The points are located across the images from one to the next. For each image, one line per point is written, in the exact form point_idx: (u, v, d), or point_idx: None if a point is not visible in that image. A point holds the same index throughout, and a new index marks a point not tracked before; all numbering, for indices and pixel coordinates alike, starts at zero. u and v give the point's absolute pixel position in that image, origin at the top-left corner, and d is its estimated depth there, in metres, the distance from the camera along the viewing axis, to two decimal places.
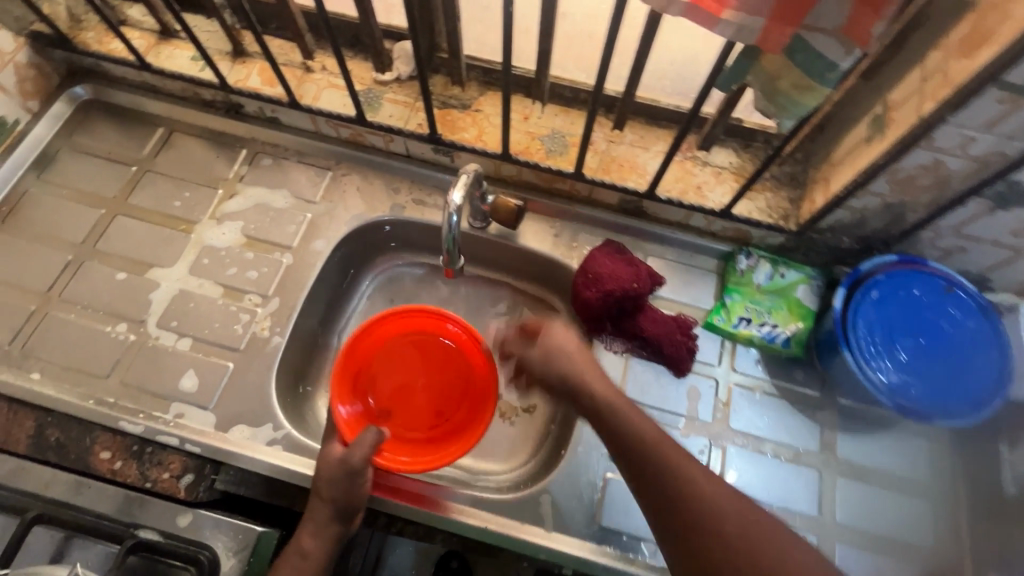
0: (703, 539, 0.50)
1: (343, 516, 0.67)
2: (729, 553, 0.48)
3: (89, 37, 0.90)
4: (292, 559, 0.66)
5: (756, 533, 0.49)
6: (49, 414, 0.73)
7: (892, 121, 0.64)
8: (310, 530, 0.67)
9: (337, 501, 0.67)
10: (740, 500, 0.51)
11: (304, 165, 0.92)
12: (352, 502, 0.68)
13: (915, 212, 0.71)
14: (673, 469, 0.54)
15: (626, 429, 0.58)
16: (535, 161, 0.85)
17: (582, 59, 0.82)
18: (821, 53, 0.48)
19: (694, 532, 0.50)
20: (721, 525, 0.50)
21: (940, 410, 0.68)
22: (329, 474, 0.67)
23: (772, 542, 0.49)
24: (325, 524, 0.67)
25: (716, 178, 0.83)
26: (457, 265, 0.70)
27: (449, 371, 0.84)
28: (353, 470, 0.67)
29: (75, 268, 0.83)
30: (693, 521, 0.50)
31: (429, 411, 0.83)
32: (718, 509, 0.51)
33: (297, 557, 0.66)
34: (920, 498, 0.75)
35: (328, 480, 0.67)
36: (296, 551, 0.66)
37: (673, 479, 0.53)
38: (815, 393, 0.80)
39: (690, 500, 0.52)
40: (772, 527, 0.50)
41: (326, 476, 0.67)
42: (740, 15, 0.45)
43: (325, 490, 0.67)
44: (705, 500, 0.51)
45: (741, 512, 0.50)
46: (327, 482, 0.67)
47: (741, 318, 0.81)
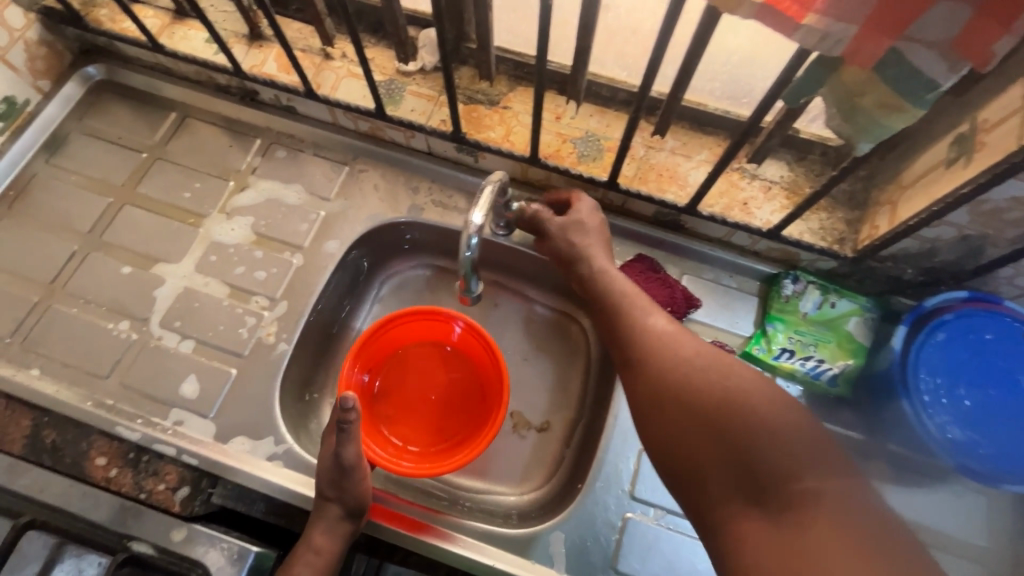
0: (663, 379, 0.55)
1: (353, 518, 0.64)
2: (683, 388, 0.53)
3: (102, 15, 0.86)
4: (305, 555, 0.62)
5: (708, 371, 0.53)
6: (46, 414, 0.71)
7: (981, 145, 0.55)
8: (319, 536, 0.63)
9: (345, 501, 0.63)
10: (704, 350, 0.56)
11: (320, 159, 0.86)
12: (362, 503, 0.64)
13: (995, 247, 0.63)
14: (644, 323, 0.61)
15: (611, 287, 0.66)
16: (566, 166, 0.78)
17: (624, 55, 0.74)
18: (919, 69, 0.40)
19: (657, 369, 0.56)
20: (681, 367, 0.54)
21: (1012, 472, 0.61)
22: (328, 474, 0.63)
23: (727, 377, 0.52)
24: (336, 522, 0.63)
25: (765, 194, 0.75)
26: (474, 292, 0.62)
27: (460, 381, 0.82)
28: (347, 469, 0.62)
29: (80, 259, 0.80)
30: (656, 365, 0.56)
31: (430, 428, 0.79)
32: (681, 354, 0.56)
33: (308, 553, 0.62)
34: (974, 562, 0.68)
35: (330, 482, 0.63)
36: (310, 549, 0.63)
37: (645, 331, 0.60)
38: (861, 437, 0.73)
39: (657, 347, 0.58)
40: (731, 369, 0.53)
41: (325, 477, 0.63)
42: (826, 21, 0.38)
43: (331, 491, 0.63)
44: (670, 347, 0.57)
45: (703, 357, 0.55)
46: (330, 482, 0.63)
47: (784, 349, 0.73)
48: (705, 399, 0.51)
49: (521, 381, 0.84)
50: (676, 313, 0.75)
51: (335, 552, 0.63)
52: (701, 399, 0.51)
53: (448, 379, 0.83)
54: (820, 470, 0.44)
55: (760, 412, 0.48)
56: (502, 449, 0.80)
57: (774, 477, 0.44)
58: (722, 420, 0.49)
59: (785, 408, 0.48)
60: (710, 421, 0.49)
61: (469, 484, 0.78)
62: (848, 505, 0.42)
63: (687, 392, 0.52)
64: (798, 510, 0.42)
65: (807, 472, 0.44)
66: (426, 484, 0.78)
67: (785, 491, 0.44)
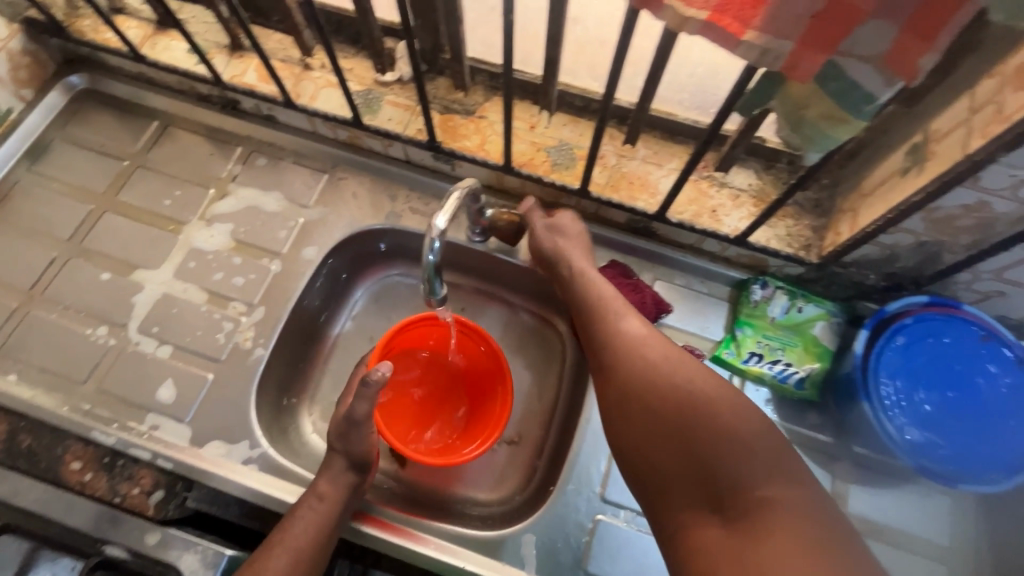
0: (634, 384, 0.55)
1: (360, 467, 0.66)
2: (654, 394, 0.53)
3: (85, 25, 0.87)
4: (308, 501, 0.63)
5: (676, 377, 0.53)
6: (22, 418, 0.71)
7: (932, 154, 0.57)
8: (324, 485, 0.64)
9: (351, 452, 0.66)
10: (673, 354, 0.56)
11: (299, 167, 0.88)
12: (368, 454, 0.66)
13: (952, 253, 0.64)
14: (617, 327, 0.61)
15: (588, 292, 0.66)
16: (539, 174, 0.79)
17: (594, 67, 0.75)
18: (857, 82, 0.42)
19: (626, 373, 0.56)
20: (652, 372, 0.55)
21: (968, 473, 0.62)
22: (338, 426, 0.66)
23: (695, 382, 0.52)
24: (341, 472, 0.65)
25: (733, 201, 0.77)
26: (438, 294, 0.64)
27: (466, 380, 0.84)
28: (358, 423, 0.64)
29: (60, 265, 0.81)
30: (626, 371, 0.57)
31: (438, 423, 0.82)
32: (654, 359, 0.56)
33: (313, 499, 0.63)
34: (937, 562, 0.69)
35: (338, 433, 0.66)
36: (314, 495, 0.64)
37: (618, 335, 0.60)
38: (829, 439, 0.74)
39: (630, 351, 0.58)
40: (702, 378, 0.53)
41: (335, 428, 0.66)
42: (764, 37, 0.39)
43: (339, 442, 0.66)
44: (642, 351, 0.57)
45: (675, 363, 0.55)
46: (340, 435, 0.66)
47: (752, 353, 0.75)
48: (673, 406, 0.52)
49: None
50: (648, 318, 0.77)
51: (340, 500, 0.64)
52: (670, 407, 0.52)
53: (460, 378, 0.84)
54: (779, 479, 0.46)
55: (726, 421, 0.49)
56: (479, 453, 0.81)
57: (732, 487, 0.46)
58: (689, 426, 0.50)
59: (752, 418, 0.49)
60: (678, 429, 0.50)
61: (444, 487, 0.79)
62: (802, 513, 0.44)
63: (657, 398, 0.53)
64: (753, 518, 0.44)
65: (764, 480, 0.46)
66: (401, 486, 0.79)
67: (742, 499, 0.45)
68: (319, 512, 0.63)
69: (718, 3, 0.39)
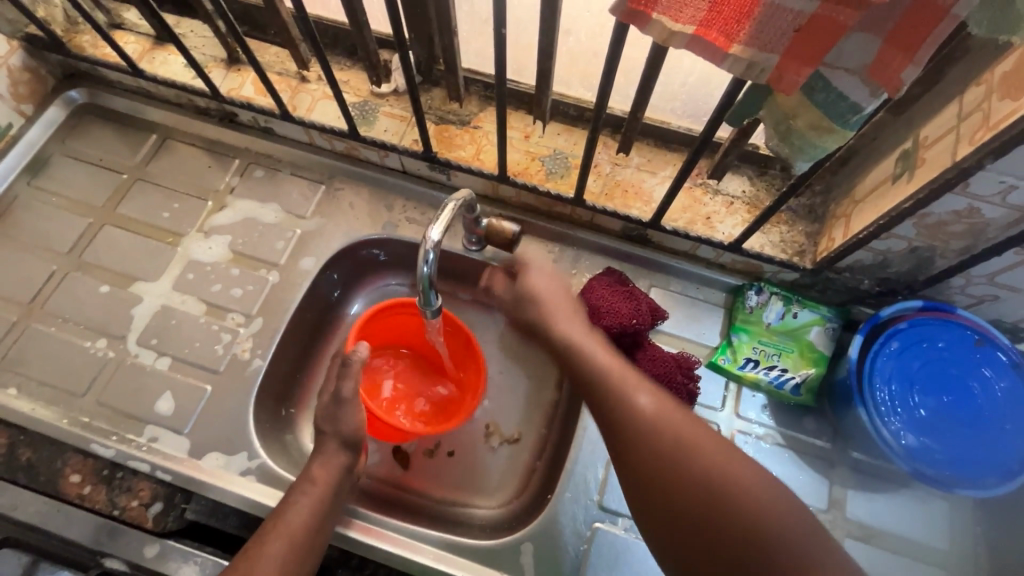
0: (655, 468, 0.52)
1: (353, 446, 0.68)
2: (678, 482, 0.51)
3: (84, 41, 0.88)
4: (302, 485, 0.65)
5: (698, 454, 0.52)
6: (22, 432, 0.72)
7: (922, 161, 0.58)
8: (320, 468, 0.66)
9: (342, 431, 0.67)
10: (689, 426, 0.54)
11: (296, 178, 0.88)
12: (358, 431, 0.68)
13: (944, 258, 0.65)
14: (627, 403, 0.57)
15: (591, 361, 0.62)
16: (534, 183, 0.80)
17: (587, 77, 0.76)
18: (844, 93, 0.42)
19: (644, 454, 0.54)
20: (672, 457, 0.52)
21: (965, 479, 0.62)
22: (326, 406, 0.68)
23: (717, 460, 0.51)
24: (333, 454, 0.67)
25: (727, 208, 0.78)
26: (432, 306, 0.64)
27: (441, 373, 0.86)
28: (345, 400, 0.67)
29: (59, 279, 0.81)
30: (645, 456, 0.53)
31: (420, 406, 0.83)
32: (672, 442, 0.53)
33: (307, 484, 0.64)
34: (937, 567, 0.69)
35: (326, 416, 0.67)
36: (308, 479, 0.65)
37: (629, 413, 0.56)
38: (826, 444, 0.74)
39: (646, 433, 0.54)
40: (719, 454, 0.52)
41: (323, 410, 0.68)
42: (750, 51, 0.40)
43: (327, 423, 0.67)
44: (658, 433, 0.54)
45: (693, 442, 0.52)
46: (326, 416, 0.68)
47: (748, 359, 0.75)
48: (698, 497, 0.49)
49: (496, 393, 0.85)
50: (644, 325, 0.75)
51: (332, 482, 0.65)
52: (697, 498, 0.49)
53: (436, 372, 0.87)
54: (816, 567, 0.45)
55: (755, 511, 0.47)
56: (477, 460, 0.81)
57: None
58: (718, 519, 0.48)
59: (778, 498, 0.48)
60: (708, 522, 0.48)
61: (444, 496, 0.79)
62: None
63: (681, 486, 0.50)
64: None
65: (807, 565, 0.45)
66: (400, 495, 0.79)
67: None
68: (313, 496, 0.63)
69: (704, 18, 0.39)
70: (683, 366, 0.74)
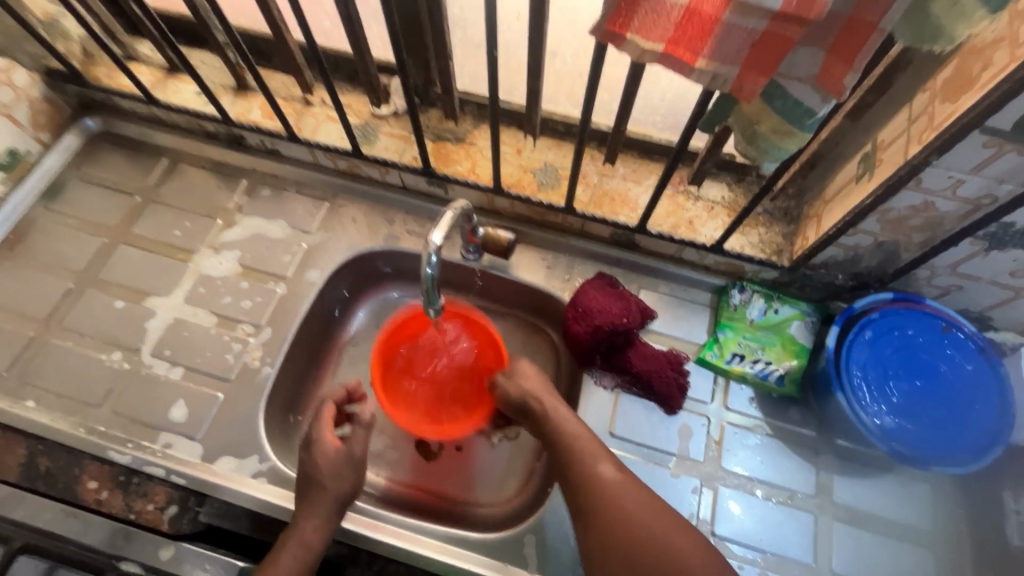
0: (617, 525, 0.59)
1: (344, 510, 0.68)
2: (633, 537, 0.57)
3: (101, 73, 0.94)
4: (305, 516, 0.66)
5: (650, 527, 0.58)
6: (40, 441, 0.75)
7: (880, 161, 0.63)
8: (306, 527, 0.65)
9: (342, 492, 0.67)
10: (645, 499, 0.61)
11: (301, 196, 0.93)
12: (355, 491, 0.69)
13: (909, 251, 0.70)
14: (595, 470, 0.63)
15: (563, 431, 0.68)
16: (527, 194, 0.85)
17: (572, 95, 0.82)
18: (799, 99, 0.47)
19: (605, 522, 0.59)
20: (631, 517, 0.59)
21: (938, 456, 0.67)
22: (330, 460, 0.68)
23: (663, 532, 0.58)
24: (326, 520, 0.66)
25: (708, 213, 0.83)
26: (435, 305, 0.69)
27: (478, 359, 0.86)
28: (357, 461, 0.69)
29: (75, 296, 0.85)
30: (611, 515, 0.59)
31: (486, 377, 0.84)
32: (632, 505, 0.60)
33: (300, 550, 0.64)
34: (922, 546, 0.72)
35: (331, 469, 0.68)
36: (300, 544, 0.64)
37: (596, 479, 0.63)
38: (812, 433, 0.78)
39: (609, 497, 0.61)
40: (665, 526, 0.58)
41: (328, 467, 0.68)
42: (713, 64, 0.45)
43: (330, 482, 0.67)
44: (623, 496, 0.61)
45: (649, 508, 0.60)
46: (332, 472, 0.68)
47: (734, 354, 0.79)
48: (647, 549, 0.56)
49: None
50: (635, 324, 0.80)
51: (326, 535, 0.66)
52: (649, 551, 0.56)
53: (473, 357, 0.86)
54: None
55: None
56: (480, 460, 0.84)
57: None
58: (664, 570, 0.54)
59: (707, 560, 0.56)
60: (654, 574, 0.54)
61: (448, 496, 0.82)
62: None
63: (633, 544, 0.57)
64: None
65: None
66: (405, 495, 0.82)
67: None
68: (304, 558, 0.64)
69: (673, 36, 0.45)
70: (673, 362, 0.79)
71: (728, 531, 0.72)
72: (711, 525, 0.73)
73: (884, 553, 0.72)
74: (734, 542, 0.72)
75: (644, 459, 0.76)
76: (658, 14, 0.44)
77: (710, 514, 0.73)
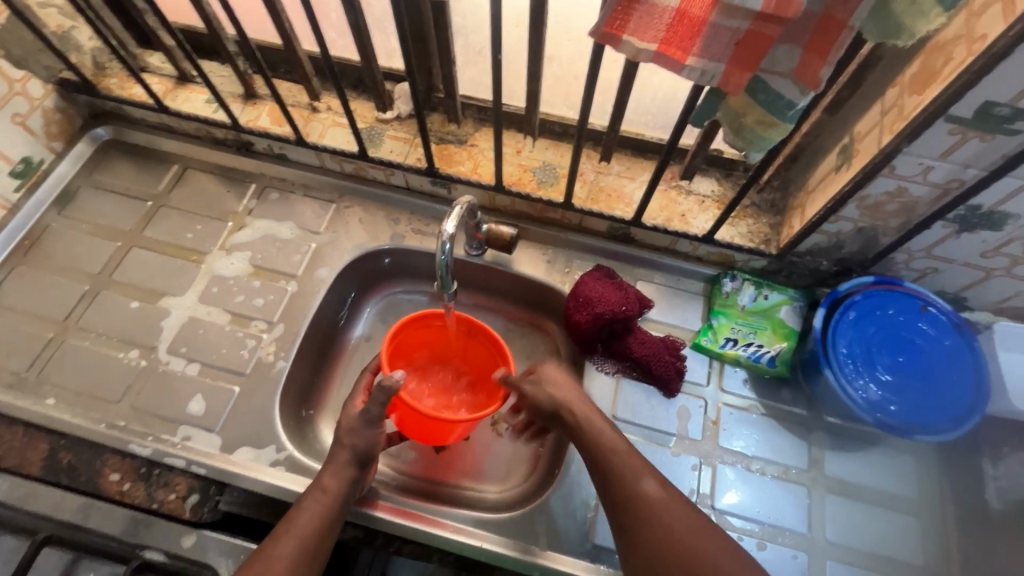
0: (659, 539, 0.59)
1: (363, 461, 0.70)
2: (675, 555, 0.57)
3: (112, 83, 0.97)
4: (314, 493, 0.68)
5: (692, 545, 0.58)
6: (61, 437, 0.77)
7: (857, 151, 0.68)
8: (303, 518, 0.65)
9: (358, 446, 0.70)
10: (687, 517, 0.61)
11: (309, 199, 0.97)
12: (371, 449, 0.71)
13: (887, 236, 0.75)
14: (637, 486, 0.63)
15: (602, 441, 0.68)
16: (527, 192, 0.89)
17: (569, 97, 0.87)
18: (780, 93, 0.52)
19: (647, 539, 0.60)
20: (671, 536, 0.59)
21: (922, 425, 0.71)
22: (350, 419, 0.72)
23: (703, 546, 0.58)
24: (343, 465, 0.69)
25: (700, 206, 0.88)
26: (450, 291, 0.73)
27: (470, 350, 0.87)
28: (373, 420, 0.71)
29: (91, 298, 0.87)
30: (648, 532, 0.60)
31: (482, 359, 0.86)
32: (675, 523, 0.60)
33: (319, 492, 0.67)
34: (909, 514, 0.76)
35: (349, 427, 0.71)
36: (319, 488, 0.68)
37: (638, 494, 0.63)
38: (803, 411, 0.82)
39: (648, 512, 0.61)
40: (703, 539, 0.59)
41: (348, 423, 0.72)
42: (702, 61, 0.50)
43: (347, 437, 0.71)
44: (665, 512, 0.61)
45: (692, 526, 0.60)
46: (351, 430, 0.71)
47: (728, 338, 0.84)
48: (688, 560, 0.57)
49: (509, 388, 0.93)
50: (632, 312, 0.83)
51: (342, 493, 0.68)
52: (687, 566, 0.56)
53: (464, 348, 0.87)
54: None
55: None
56: (489, 447, 0.87)
57: None
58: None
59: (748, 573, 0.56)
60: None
61: (457, 483, 0.85)
62: None
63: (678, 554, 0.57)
64: None
65: None
66: (416, 483, 0.84)
67: None
68: (323, 503, 0.67)
69: (664, 37, 0.49)
70: (670, 348, 0.83)
71: (727, 506, 0.76)
72: (712, 499, 0.76)
73: (874, 521, 0.76)
74: (735, 515, 0.76)
75: (645, 440, 0.80)
76: (650, 17, 0.48)
77: (709, 489, 0.77)
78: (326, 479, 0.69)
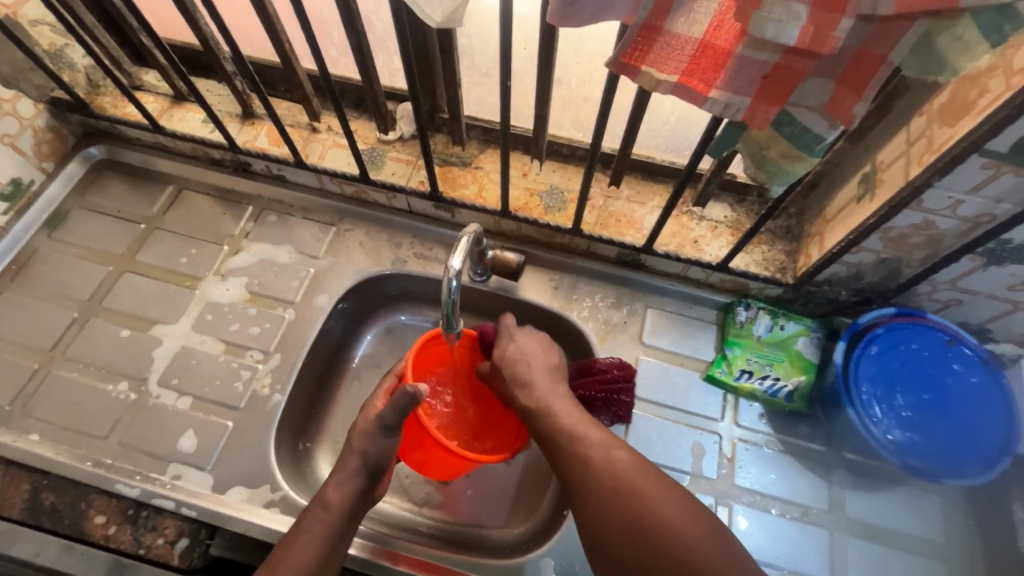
0: (592, 495, 0.57)
1: (375, 474, 0.68)
2: (601, 492, 0.56)
3: (106, 102, 0.94)
4: (314, 510, 0.64)
5: (608, 470, 0.58)
6: (45, 476, 0.74)
7: (881, 182, 0.65)
8: (302, 542, 0.61)
9: (367, 452, 0.68)
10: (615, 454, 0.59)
11: (307, 221, 0.93)
12: (381, 458, 0.68)
13: (910, 268, 0.72)
14: (577, 449, 0.61)
15: (552, 418, 0.66)
16: (534, 217, 0.86)
17: (578, 119, 0.84)
18: (808, 126, 0.49)
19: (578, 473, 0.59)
20: (595, 470, 0.58)
21: (948, 468, 0.68)
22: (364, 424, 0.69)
23: (612, 470, 0.58)
24: (347, 479, 0.66)
25: (712, 232, 0.85)
26: (455, 328, 0.70)
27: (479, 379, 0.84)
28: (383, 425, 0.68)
29: (80, 325, 0.84)
30: (576, 468, 0.60)
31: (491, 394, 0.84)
32: (613, 490, 0.56)
33: (320, 509, 0.64)
34: (935, 560, 0.73)
35: (365, 435, 0.68)
36: (320, 504, 0.65)
37: (582, 461, 0.60)
38: (821, 448, 0.79)
39: (579, 458, 0.60)
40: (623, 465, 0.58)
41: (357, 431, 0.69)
42: (725, 94, 0.47)
43: (358, 443, 0.68)
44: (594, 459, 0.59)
45: (624, 469, 0.58)
46: (362, 435, 0.68)
47: (743, 371, 0.80)
48: (605, 481, 0.57)
49: None
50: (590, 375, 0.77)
51: (346, 506, 0.65)
52: (599, 486, 0.57)
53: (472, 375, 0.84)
54: (664, 526, 0.52)
55: (641, 501, 0.54)
56: (493, 483, 0.84)
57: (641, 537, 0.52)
58: (621, 509, 0.54)
59: (656, 491, 0.55)
60: (607, 498, 0.56)
61: (459, 521, 0.81)
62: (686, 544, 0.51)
63: (594, 478, 0.58)
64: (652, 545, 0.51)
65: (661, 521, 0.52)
66: (418, 521, 0.81)
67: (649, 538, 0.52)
68: (325, 523, 0.63)
69: (686, 68, 0.46)
70: (602, 377, 0.75)
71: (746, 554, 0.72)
72: None
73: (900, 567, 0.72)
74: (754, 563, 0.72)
75: None
76: (672, 49, 0.45)
77: None
78: (325, 494, 0.65)
